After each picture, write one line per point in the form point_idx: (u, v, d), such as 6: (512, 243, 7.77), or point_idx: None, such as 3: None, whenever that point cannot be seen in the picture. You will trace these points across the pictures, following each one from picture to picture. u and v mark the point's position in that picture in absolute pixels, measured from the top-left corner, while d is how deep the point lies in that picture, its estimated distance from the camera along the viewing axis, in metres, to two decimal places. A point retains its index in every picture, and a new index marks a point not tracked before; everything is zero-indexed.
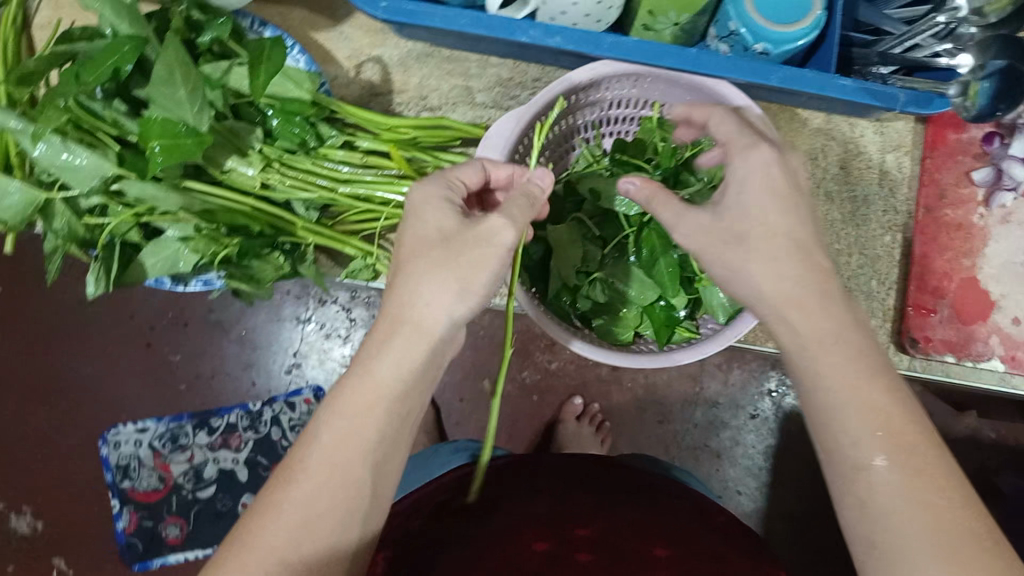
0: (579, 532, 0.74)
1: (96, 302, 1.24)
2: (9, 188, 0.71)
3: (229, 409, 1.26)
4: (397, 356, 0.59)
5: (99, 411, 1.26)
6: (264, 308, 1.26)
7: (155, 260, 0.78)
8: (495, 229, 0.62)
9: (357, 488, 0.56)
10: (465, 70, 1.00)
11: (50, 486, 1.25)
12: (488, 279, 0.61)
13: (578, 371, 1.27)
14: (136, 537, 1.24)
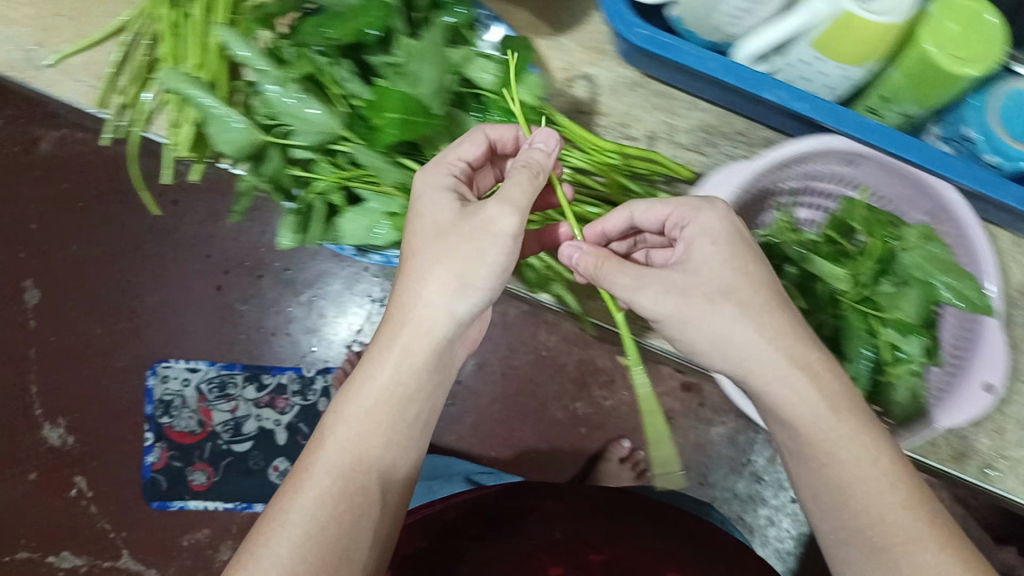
0: (593, 556, 0.81)
1: (180, 235, 1.25)
2: (233, 120, 0.68)
3: (282, 369, 1.25)
4: (398, 359, 0.58)
5: (155, 341, 1.25)
6: (338, 277, 1.25)
7: (353, 226, 0.71)
8: (492, 215, 0.56)
9: (364, 497, 0.55)
10: (671, 108, 0.80)
11: (90, 404, 1.24)
12: (488, 270, 0.56)
13: (630, 415, 1.27)
14: (161, 475, 1.22)
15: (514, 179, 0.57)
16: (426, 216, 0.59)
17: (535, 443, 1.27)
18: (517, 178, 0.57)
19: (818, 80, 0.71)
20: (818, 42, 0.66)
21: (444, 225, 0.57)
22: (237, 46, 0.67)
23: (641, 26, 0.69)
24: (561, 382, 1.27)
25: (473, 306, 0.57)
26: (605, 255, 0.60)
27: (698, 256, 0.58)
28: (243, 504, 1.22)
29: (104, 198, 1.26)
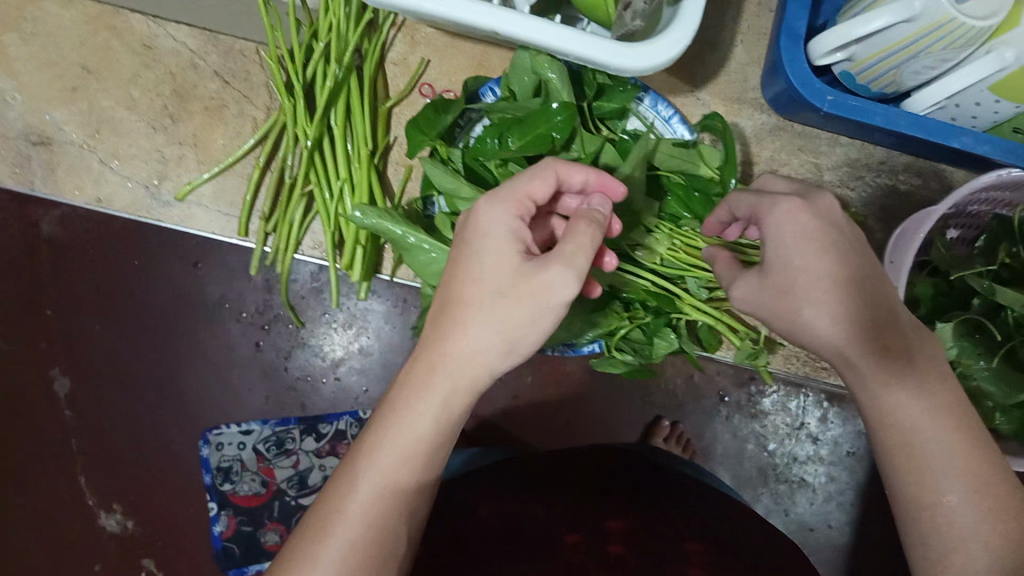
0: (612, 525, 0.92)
1: (209, 295, 1.19)
2: (424, 245, 0.82)
3: (338, 415, 1.23)
4: (432, 409, 0.72)
5: (202, 409, 1.21)
6: (381, 313, 1.23)
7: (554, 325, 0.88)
8: (548, 284, 0.69)
9: (378, 549, 0.70)
10: (816, 147, 1.10)
11: (145, 484, 1.20)
12: (534, 336, 0.72)
13: (686, 401, 1.29)
14: (232, 542, 1.21)
15: (573, 253, 0.70)
16: (484, 275, 0.71)
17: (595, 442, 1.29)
18: (570, 252, 0.70)
19: None
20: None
21: (508, 289, 0.70)
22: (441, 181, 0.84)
23: (831, 95, 0.92)
24: (616, 381, 1.28)
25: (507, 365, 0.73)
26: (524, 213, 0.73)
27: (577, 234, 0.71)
28: None
29: (121, 271, 1.18)
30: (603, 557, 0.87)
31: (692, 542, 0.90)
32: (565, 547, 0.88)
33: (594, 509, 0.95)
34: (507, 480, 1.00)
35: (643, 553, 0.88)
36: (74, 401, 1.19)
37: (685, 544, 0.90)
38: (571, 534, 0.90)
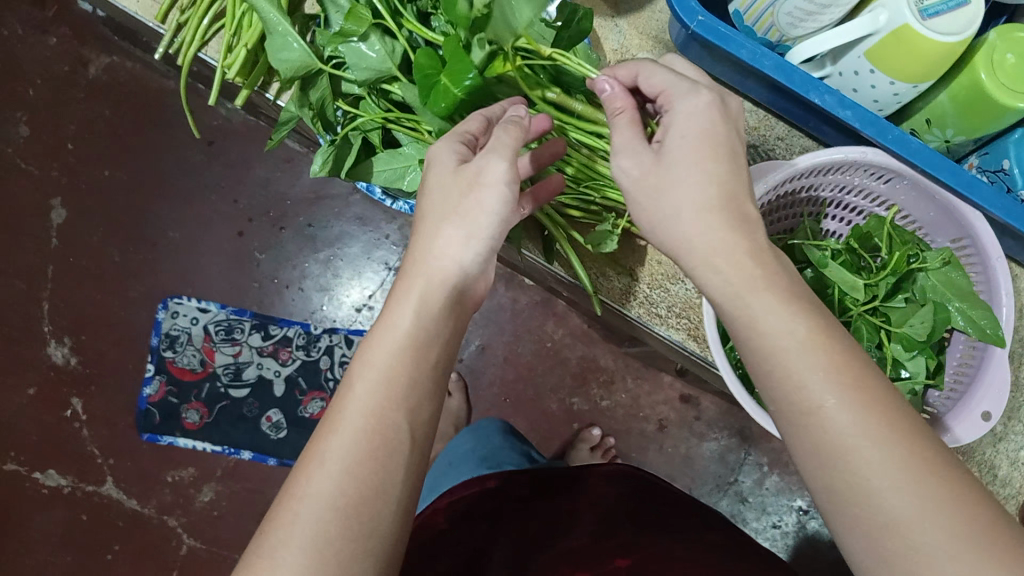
0: (618, 561, 0.85)
1: (214, 173, 1.28)
2: (290, 41, 0.59)
3: (290, 323, 1.27)
4: (413, 300, 0.51)
5: (171, 275, 1.27)
6: (358, 242, 1.28)
7: (383, 167, 0.63)
8: (485, 167, 0.53)
9: (390, 438, 0.47)
10: None
11: (98, 328, 1.26)
12: (491, 217, 0.53)
13: (625, 419, 1.27)
14: (155, 408, 1.25)
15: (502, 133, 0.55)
16: (433, 183, 0.54)
17: (527, 433, 1.28)
18: (504, 136, 0.54)
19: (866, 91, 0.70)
20: (872, 52, 0.65)
21: (447, 190, 0.53)
22: None
23: (703, 14, 0.67)
24: (561, 378, 1.28)
25: (479, 258, 0.53)
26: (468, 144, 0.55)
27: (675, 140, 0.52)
28: (231, 449, 1.24)
29: (145, 131, 1.27)
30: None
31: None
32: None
33: (624, 532, 0.89)
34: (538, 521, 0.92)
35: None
36: (64, 232, 1.28)
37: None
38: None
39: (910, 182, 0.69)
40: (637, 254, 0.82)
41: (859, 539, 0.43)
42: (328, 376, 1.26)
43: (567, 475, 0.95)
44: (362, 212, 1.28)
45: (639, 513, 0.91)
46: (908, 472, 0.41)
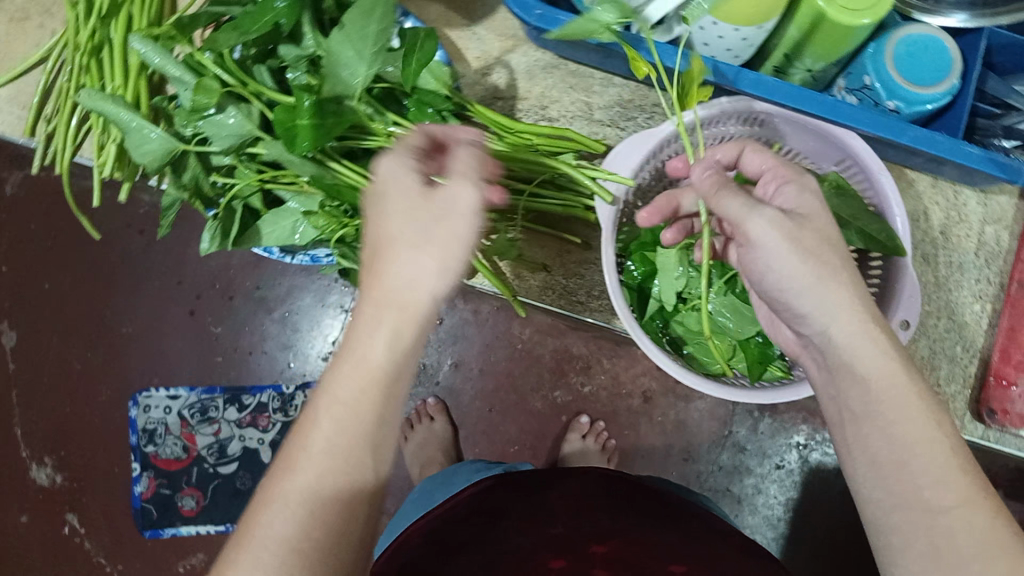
0: (596, 547, 0.86)
1: (148, 258, 1.26)
2: (150, 132, 0.66)
3: (262, 388, 1.26)
4: (387, 336, 0.53)
5: (135, 370, 1.27)
6: (309, 292, 1.26)
7: (271, 228, 0.69)
8: (454, 196, 0.55)
9: (357, 474, 0.51)
10: (587, 85, 0.96)
11: (76, 440, 1.25)
12: (456, 245, 0.55)
13: (609, 399, 1.27)
14: (151, 504, 1.24)
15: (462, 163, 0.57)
16: (392, 209, 0.55)
17: (518, 437, 1.29)
18: (466, 164, 0.57)
19: (731, 36, 0.77)
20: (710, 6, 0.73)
21: (414, 213, 0.55)
22: (150, 55, 0.66)
23: (539, 9, 0.80)
24: (538, 373, 1.28)
25: (449, 284, 0.55)
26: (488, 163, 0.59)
27: (798, 201, 0.63)
28: (235, 525, 1.24)
29: (76, 235, 1.26)
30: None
31: (676, 562, 0.84)
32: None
33: (604, 518, 0.87)
34: (517, 511, 0.88)
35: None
36: (22, 354, 1.27)
37: (667, 565, 0.84)
38: (557, 558, 0.86)
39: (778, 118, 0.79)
40: None
41: (909, 534, 0.54)
42: None
43: (541, 479, 0.92)
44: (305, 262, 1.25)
45: (614, 500, 0.89)
46: (983, 531, 0.52)
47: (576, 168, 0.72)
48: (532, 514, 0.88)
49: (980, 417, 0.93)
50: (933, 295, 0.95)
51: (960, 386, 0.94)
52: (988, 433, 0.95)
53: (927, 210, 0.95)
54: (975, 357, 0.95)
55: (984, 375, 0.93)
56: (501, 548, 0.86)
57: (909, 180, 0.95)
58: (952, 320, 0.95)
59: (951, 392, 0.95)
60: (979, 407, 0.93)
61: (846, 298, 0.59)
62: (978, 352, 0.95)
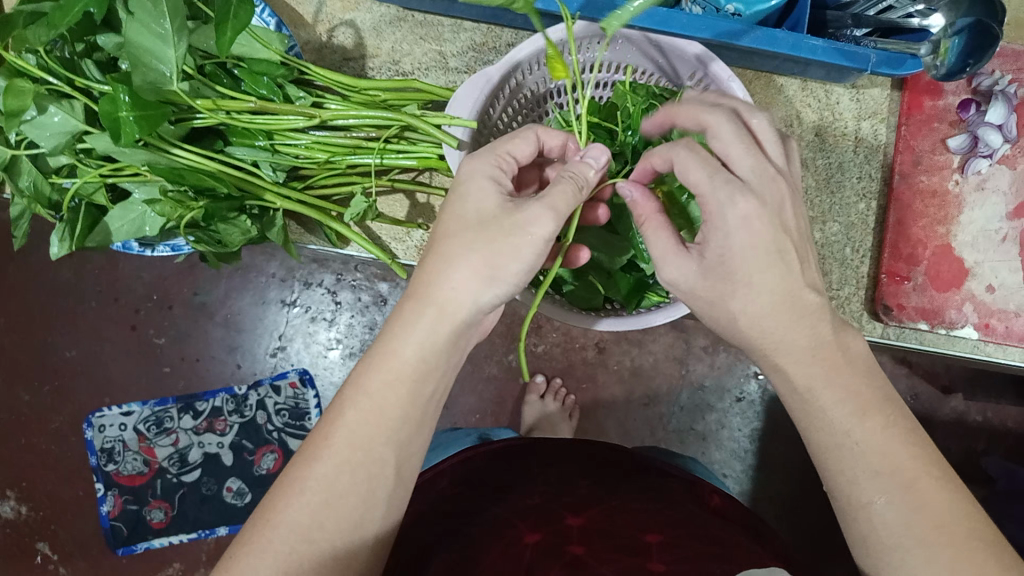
0: (569, 521, 0.62)
1: (60, 270, 1.13)
2: None
3: (214, 392, 1.15)
4: (419, 336, 0.50)
5: (84, 392, 1.15)
6: (246, 288, 1.13)
7: (121, 221, 0.62)
8: (531, 217, 0.49)
9: (380, 466, 0.49)
10: (437, 33, 0.79)
11: (31, 471, 1.15)
12: (521, 267, 0.49)
13: (564, 355, 1.13)
14: (120, 521, 1.15)
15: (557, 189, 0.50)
16: (466, 212, 0.51)
17: (479, 407, 1.14)
18: (559, 191, 0.50)
19: None
20: None
21: (485, 228, 0.49)
22: None
23: None
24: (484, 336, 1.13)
25: (498, 297, 0.51)
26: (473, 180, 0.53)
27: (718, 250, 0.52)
28: (207, 532, 1.14)
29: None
30: (557, 560, 0.59)
31: (654, 531, 0.61)
32: (524, 551, 0.60)
33: (583, 484, 0.66)
34: (489, 476, 0.68)
35: (607, 556, 0.59)
36: None
37: (642, 535, 0.61)
38: (531, 531, 0.62)
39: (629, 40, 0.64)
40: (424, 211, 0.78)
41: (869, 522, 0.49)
42: (270, 429, 1.15)
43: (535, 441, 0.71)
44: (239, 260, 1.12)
45: (607, 461, 0.70)
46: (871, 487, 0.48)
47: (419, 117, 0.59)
48: (503, 485, 0.67)
49: (876, 317, 0.83)
50: (815, 201, 0.84)
51: (853, 289, 0.84)
52: (889, 331, 0.84)
53: (800, 112, 0.83)
54: (865, 256, 0.84)
55: (876, 273, 0.83)
56: (460, 530, 0.63)
57: (777, 84, 0.82)
58: (838, 223, 0.84)
59: (844, 298, 0.84)
60: (874, 306, 0.83)
61: (784, 315, 0.51)
62: (869, 250, 0.84)
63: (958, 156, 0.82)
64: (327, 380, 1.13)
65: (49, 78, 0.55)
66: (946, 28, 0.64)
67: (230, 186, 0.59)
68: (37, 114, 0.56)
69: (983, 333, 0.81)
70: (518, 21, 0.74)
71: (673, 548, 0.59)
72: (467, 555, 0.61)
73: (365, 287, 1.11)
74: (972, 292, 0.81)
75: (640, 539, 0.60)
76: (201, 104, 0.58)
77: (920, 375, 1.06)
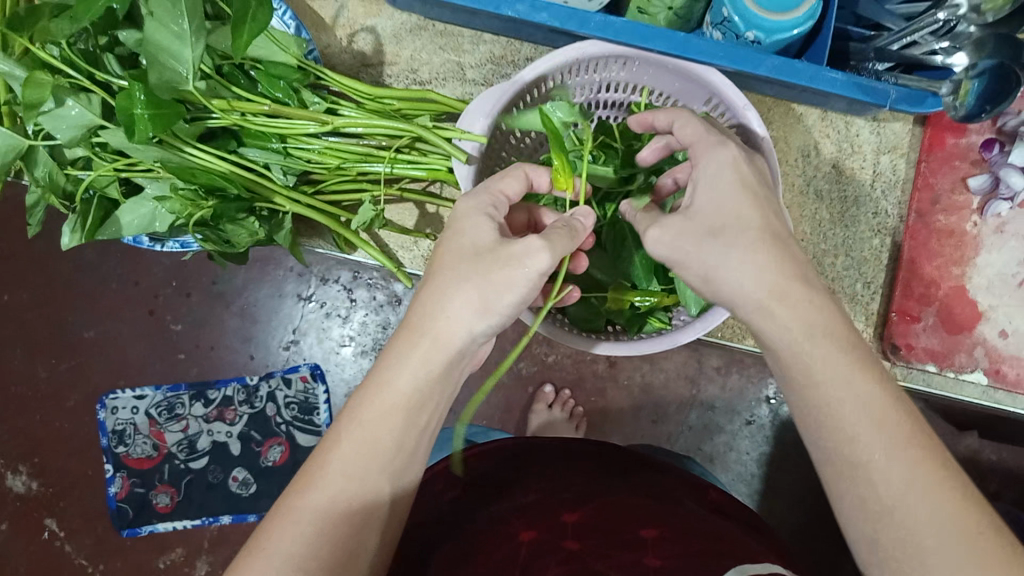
0: (566, 517, 0.60)
1: (84, 251, 1.14)
2: None
3: (226, 382, 1.15)
4: (414, 365, 0.48)
5: (100, 373, 1.16)
6: (264, 285, 1.14)
7: (132, 216, 0.62)
8: (526, 251, 0.48)
9: (374, 497, 0.47)
10: (457, 43, 0.79)
11: (47, 445, 1.16)
12: (513, 299, 0.48)
13: (574, 366, 1.12)
14: (126, 504, 1.15)
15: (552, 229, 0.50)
16: (463, 244, 0.50)
17: (485, 412, 1.13)
18: (555, 231, 0.49)
19: None
20: None
21: (480, 256, 0.48)
22: None
23: None
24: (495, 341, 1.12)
25: (489, 329, 0.49)
26: (470, 210, 0.51)
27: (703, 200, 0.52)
28: (210, 519, 1.15)
29: (18, 237, 1.14)
30: (552, 556, 0.57)
31: (649, 526, 0.59)
32: (519, 550, 0.58)
33: (579, 481, 0.64)
34: (487, 482, 0.65)
35: (604, 553, 0.57)
36: None
37: (637, 529, 0.59)
38: (527, 528, 0.60)
39: (641, 61, 0.64)
40: (433, 220, 0.79)
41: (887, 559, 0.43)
42: (279, 422, 1.15)
43: (538, 444, 0.68)
44: (259, 252, 1.13)
45: (604, 463, 0.67)
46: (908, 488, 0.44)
47: (430, 129, 0.61)
48: (499, 490, 0.64)
49: (884, 355, 0.81)
50: (829, 234, 0.82)
51: (862, 325, 0.82)
52: (897, 371, 0.83)
53: (818, 143, 0.82)
54: (877, 293, 0.82)
55: (887, 312, 0.81)
56: (461, 530, 0.61)
57: (796, 113, 0.81)
58: (851, 257, 0.82)
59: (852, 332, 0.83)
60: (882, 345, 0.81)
61: (805, 321, 0.48)
62: (881, 288, 0.82)
63: (978, 197, 0.80)
64: (338, 376, 1.14)
65: (71, 71, 0.56)
66: (969, 69, 0.63)
67: (240, 187, 0.60)
68: (55, 106, 0.56)
69: (993, 379, 0.80)
70: (540, 37, 0.73)
71: (671, 543, 0.57)
72: (462, 551, 0.59)
73: (381, 289, 1.11)
74: (985, 336, 0.80)
75: (635, 533, 0.58)
76: (217, 104, 0.59)
77: (937, 411, 1.03)
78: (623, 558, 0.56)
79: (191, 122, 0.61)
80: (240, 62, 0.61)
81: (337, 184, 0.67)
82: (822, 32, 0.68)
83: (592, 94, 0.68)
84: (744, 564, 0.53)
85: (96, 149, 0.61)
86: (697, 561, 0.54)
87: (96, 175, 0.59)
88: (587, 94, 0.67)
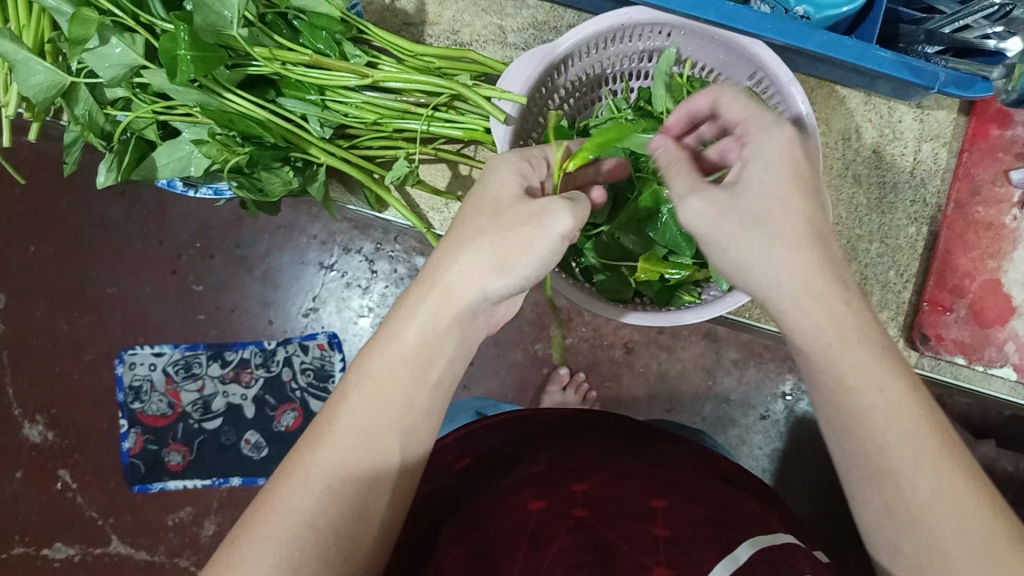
0: (575, 487, 0.57)
1: (111, 205, 1.14)
2: (32, 63, 0.58)
3: (244, 344, 1.16)
4: (424, 319, 0.46)
5: (120, 328, 1.15)
6: (287, 247, 1.14)
7: (167, 158, 0.64)
8: (548, 209, 0.46)
9: (381, 454, 0.44)
10: (500, 7, 0.79)
11: (63, 397, 1.15)
12: (534, 258, 0.46)
13: (592, 351, 1.10)
14: (139, 459, 1.15)
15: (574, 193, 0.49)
16: (484, 201, 0.48)
17: (499, 392, 1.12)
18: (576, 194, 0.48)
19: None
20: None
21: (500, 211, 0.47)
22: None
23: None
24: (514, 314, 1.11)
25: (509, 289, 0.47)
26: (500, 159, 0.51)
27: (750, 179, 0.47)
28: (220, 480, 1.15)
29: (45, 189, 1.14)
30: (560, 525, 0.53)
31: (660, 497, 0.55)
32: (527, 517, 0.54)
33: (588, 453, 0.62)
34: (494, 454, 0.64)
35: (612, 520, 0.53)
36: None
37: (647, 499, 0.55)
38: (536, 498, 0.56)
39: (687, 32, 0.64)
40: (465, 183, 0.79)
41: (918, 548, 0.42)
42: (294, 388, 1.15)
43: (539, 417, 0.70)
44: (284, 218, 1.13)
45: (610, 435, 0.67)
46: None
47: (470, 87, 0.61)
48: (506, 463, 0.62)
49: (913, 345, 0.80)
50: (865, 220, 0.81)
51: (892, 315, 0.82)
52: (924, 361, 0.82)
53: (859, 126, 0.80)
54: (909, 282, 0.81)
55: (916, 301, 0.81)
56: (469, 502, 0.58)
57: (839, 95, 0.80)
58: (885, 244, 0.81)
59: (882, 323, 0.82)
60: (911, 334, 0.81)
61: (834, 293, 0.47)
62: (912, 277, 0.82)
63: (1020, 190, 0.79)
64: (355, 346, 1.14)
65: (115, 10, 0.57)
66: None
67: (277, 136, 0.61)
68: (99, 44, 0.57)
69: (1023, 375, 0.79)
70: (585, 3, 0.74)
71: (681, 513, 0.53)
72: (469, 520, 0.56)
73: (403, 259, 1.11)
74: (1017, 331, 0.79)
75: (645, 503, 0.55)
76: (259, 52, 0.60)
77: (955, 417, 1.02)
78: (629, 529, 0.52)
79: (231, 68, 0.61)
80: (283, 10, 0.61)
81: (372, 138, 0.67)
82: (872, 11, 0.68)
83: (633, 63, 0.68)
84: (755, 537, 0.51)
85: (136, 91, 0.62)
86: (710, 539, 0.50)
87: (135, 115, 0.60)
88: (628, 62, 0.68)
